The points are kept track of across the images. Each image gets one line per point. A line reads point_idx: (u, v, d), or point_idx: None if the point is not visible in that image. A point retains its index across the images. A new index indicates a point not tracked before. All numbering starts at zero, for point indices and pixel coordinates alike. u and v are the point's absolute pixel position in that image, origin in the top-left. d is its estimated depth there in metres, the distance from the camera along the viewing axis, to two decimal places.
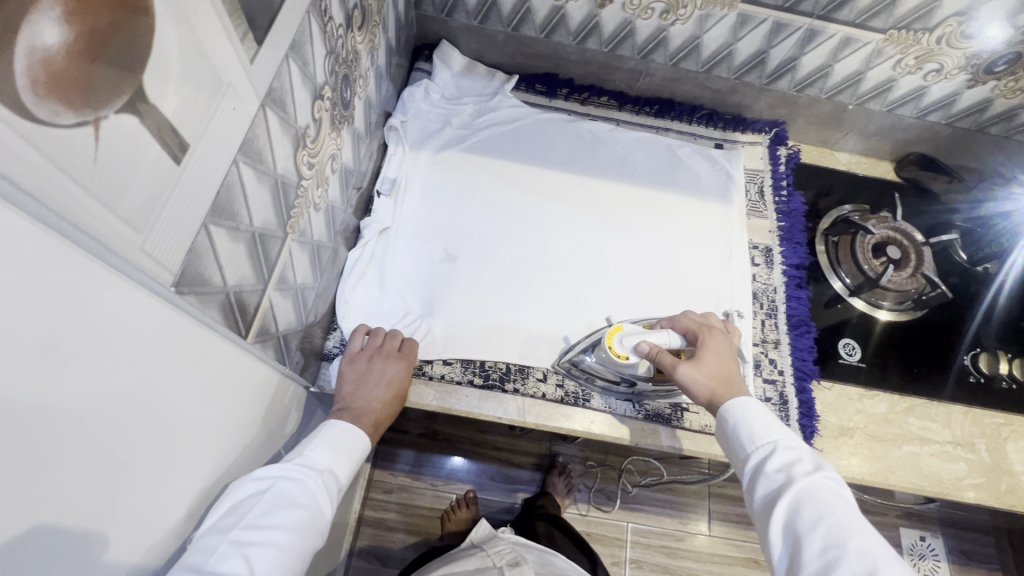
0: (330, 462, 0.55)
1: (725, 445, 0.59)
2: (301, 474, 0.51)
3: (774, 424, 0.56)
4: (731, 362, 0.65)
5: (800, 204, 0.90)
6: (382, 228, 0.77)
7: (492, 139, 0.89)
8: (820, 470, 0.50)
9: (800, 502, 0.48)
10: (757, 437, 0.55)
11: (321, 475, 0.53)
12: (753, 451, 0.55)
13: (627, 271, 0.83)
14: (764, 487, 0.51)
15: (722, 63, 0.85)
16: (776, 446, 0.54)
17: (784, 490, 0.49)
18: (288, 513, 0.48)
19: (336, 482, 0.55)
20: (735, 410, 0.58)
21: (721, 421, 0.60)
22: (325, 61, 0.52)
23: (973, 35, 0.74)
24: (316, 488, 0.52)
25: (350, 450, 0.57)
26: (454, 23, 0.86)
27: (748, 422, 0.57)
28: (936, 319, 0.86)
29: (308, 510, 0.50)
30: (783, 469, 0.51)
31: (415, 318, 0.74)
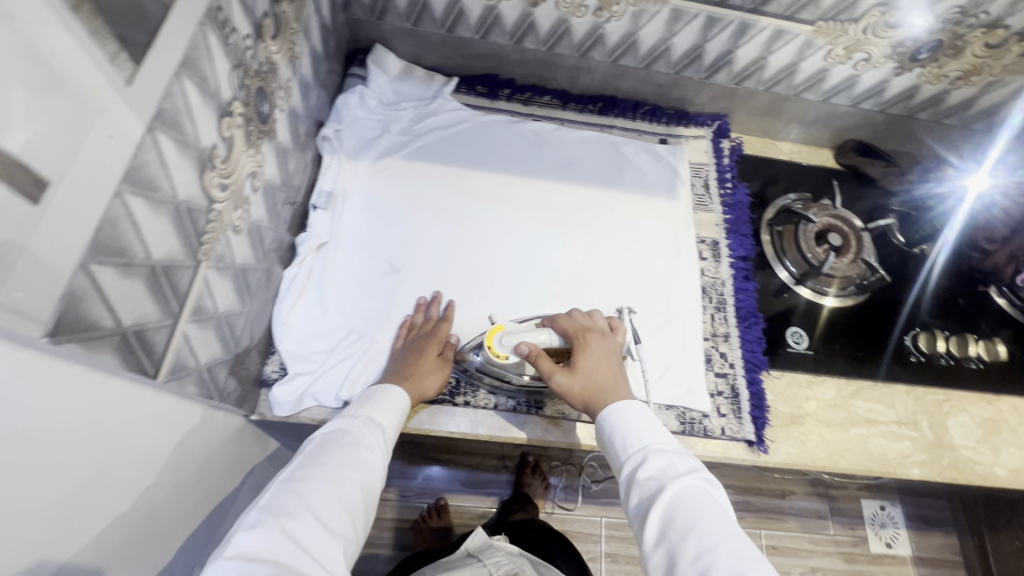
0: (369, 409, 0.60)
1: (607, 455, 0.59)
2: (340, 424, 0.58)
3: (646, 429, 0.57)
4: (609, 364, 0.64)
5: (744, 196, 0.91)
6: (320, 243, 0.74)
7: (433, 145, 0.86)
8: (693, 472, 0.51)
9: (671, 512, 0.48)
10: (630, 446, 0.55)
11: (358, 421, 0.59)
12: (626, 461, 0.55)
13: (576, 273, 0.82)
14: (637, 497, 0.51)
15: (660, 59, 0.84)
16: (646, 454, 0.54)
17: (655, 499, 0.49)
18: (334, 452, 0.54)
19: (379, 425, 0.60)
20: (610, 419, 0.58)
21: (600, 431, 0.59)
22: (232, 75, 0.49)
23: (897, 24, 0.75)
24: (358, 431, 0.58)
25: (391, 402, 0.62)
26: (387, 26, 0.83)
27: (620, 432, 0.57)
28: (879, 302, 0.88)
29: (355, 448, 0.56)
30: (654, 476, 0.52)
31: (359, 336, 0.72)
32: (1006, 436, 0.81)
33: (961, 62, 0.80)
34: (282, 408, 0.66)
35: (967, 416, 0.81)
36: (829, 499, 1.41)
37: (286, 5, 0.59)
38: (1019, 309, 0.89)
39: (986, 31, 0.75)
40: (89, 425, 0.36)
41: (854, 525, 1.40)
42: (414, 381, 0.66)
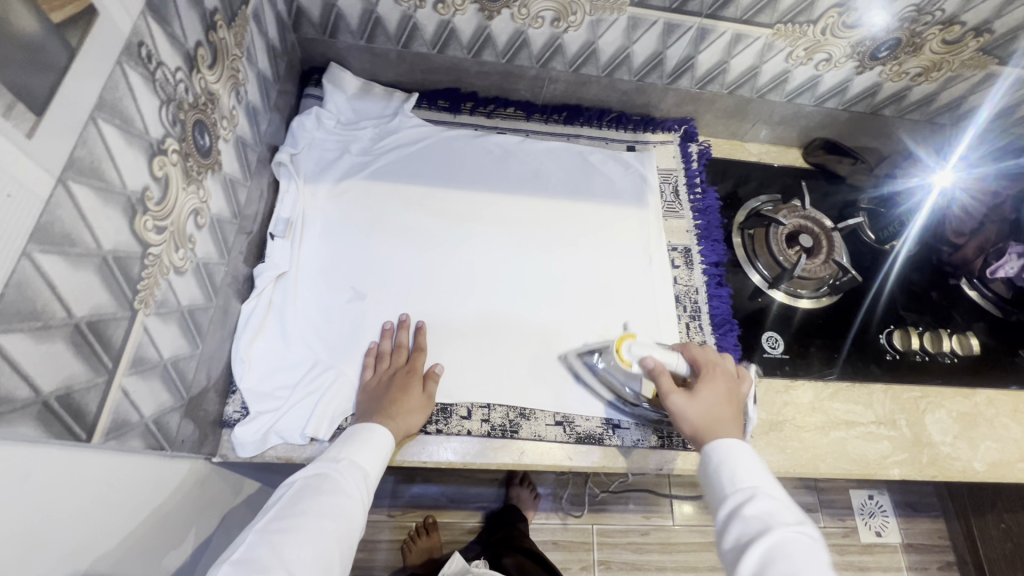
0: (349, 452, 0.60)
1: (706, 486, 0.60)
2: (321, 468, 0.58)
3: (756, 471, 0.57)
4: (727, 404, 0.65)
5: (714, 200, 0.90)
6: (279, 273, 0.71)
7: (396, 164, 0.84)
8: (799, 524, 0.51)
9: (776, 554, 0.48)
10: (738, 481, 0.56)
11: (340, 464, 0.59)
12: (731, 495, 0.55)
13: (547, 289, 0.81)
14: (736, 532, 0.52)
15: (622, 66, 0.83)
16: (754, 494, 0.54)
17: (758, 538, 0.50)
18: (313, 500, 0.55)
19: (360, 467, 0.59)
20: (719, 451, 0.59)
21: (705, 461, 0.60)
22: (161, 112, 0.46)
23: (855, 23, 0.75)
24: (339, 476, 0.58)
25: (376, 444, 0.62)
26: (340, 44, 0.81)
27: (729, 464, 0.58)
28: (850, 301, 0.88)
29: (334, 495, 0.56)
30: (760, 517, 0.52)
31: (324, 369, 0.69)
32: (983, 430, 0.81)
33: (920, 58, 0.80)
34: (245, 449, 0.63)
35: (944, 412, 0.82)
36: (818, 491, 1.42)
37: (225, 32, 0.56)
38: (988, 301, 0.90)
39: (943, 28, 0.75)
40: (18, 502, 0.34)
41: (844, 516, 1.41)
42: (401, 420, 0.64)
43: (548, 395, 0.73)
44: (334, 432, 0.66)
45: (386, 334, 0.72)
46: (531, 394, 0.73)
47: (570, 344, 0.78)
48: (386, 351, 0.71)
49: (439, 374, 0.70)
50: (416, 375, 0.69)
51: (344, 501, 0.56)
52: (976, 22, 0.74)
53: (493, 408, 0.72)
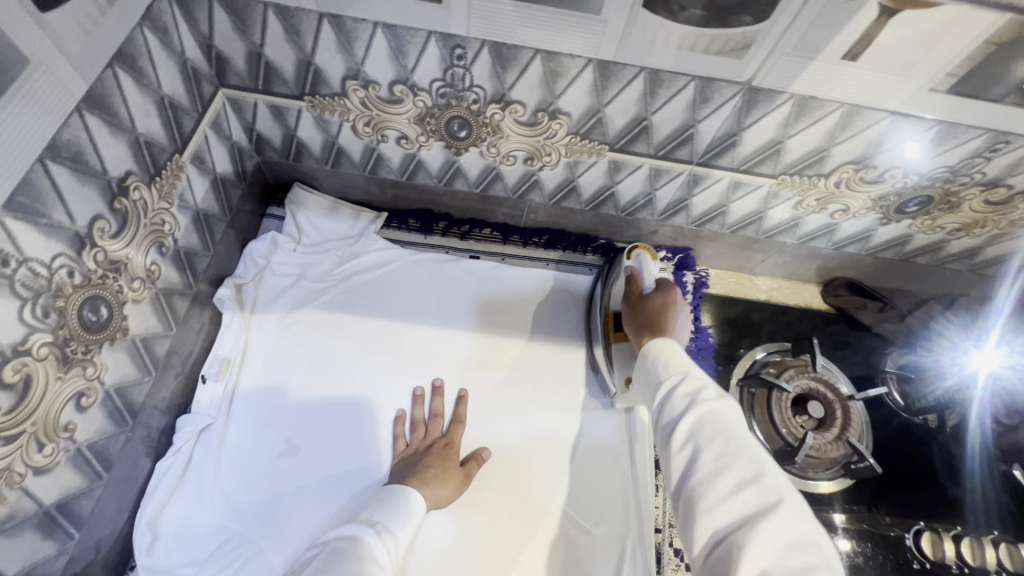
0: (376, 511, 0.57)
1: (642, 381, 0.54)
2: (353, 531, 0.53)
3: (688, 356, 0.51)
4: (674, 313, 0.61)
5: (709, 341, 0.80)
6: (203, 426, 0.65)
7: (356, 291, 0.78)
8: (724, 397, 0.45)
9: (700, 421, 0.44)
10: (670, 368, 0.50)
11: (375, 529, 0.54)
12: (663, 381, 0.50)
13: (503, 448, 0.72)
14: (669, 412, 0.47)
15: (607, 202, 0.75)
16: (686, 374, 0.49)
17: (688, 414, 0.45)
18: (341, 557, 0.49)
19: (392, 534, 0.55)
20: (652, 352, 0.54)
21: (642, 361, 0.55)
22: (23, 312, 0.41)
23: (875, 180, 0.64)
24: (371, 541, 0.52)
25: (410, 509, 0.59)
26: (306, 167, 0.76)
27: (664, 360, 0.52)
28: (871, 486, 0.74)
29: (367, 560, 0.50)
30: (690, 393, 0.47)
31: (237, 540, 0.61)
32: None
33: (958, 215, 0.68)
34: None
35: None
36: None
37: (143, 192, 0.52)
38: None
39: (985, 189, 0.63)
40: None
41: None
42: (433, 488, 0.63)
43: None
44: None
45: (418, 402, 0.72)
46: None
47: (523, 519, 0.68)
48: (421, 421, 0.71)
49: (484, 457, 0.69)
50: (452, 451, 0.68)
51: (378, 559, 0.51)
52: None
53: None
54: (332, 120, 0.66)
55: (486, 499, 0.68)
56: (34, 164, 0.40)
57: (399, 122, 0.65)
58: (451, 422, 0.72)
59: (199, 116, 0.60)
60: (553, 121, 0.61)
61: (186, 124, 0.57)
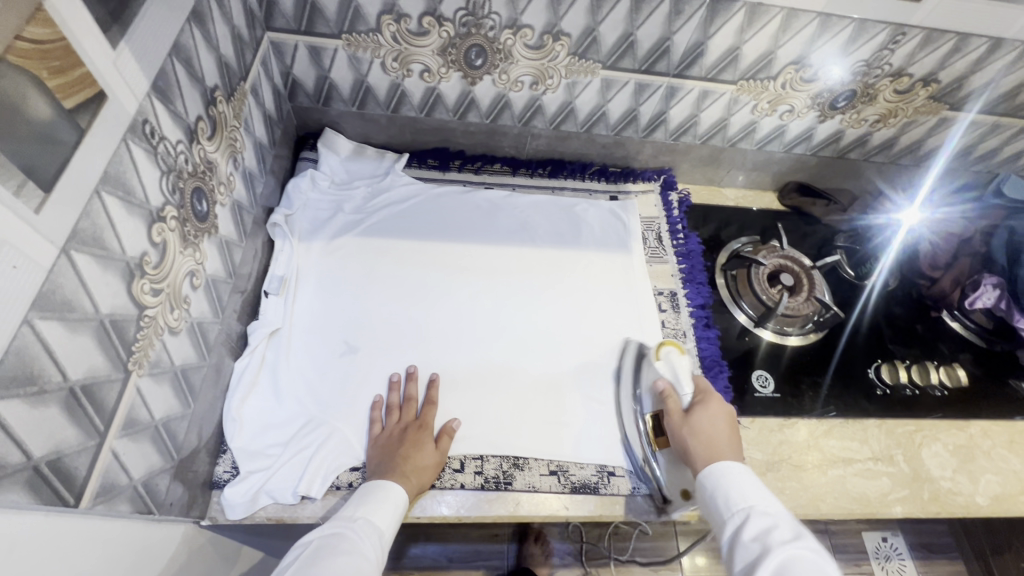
0: (364, 510, 0.59)
1: (708, 513, 0.60)
2: (335, 528, 0.57)
3: (751, 489, 0.58)
4: (723, 428, 0.64)
5: (697, 244, 0.93)
6: (272, 330, 0.72)
7: (388, 221, 0.87)
8: (797, 539, 0.51)
9: (782, 564, 0.49)
10: (734, 503, 0.57)
11: (357, 523, 0.58)
12: (729, 520, 0.56)
13: (536, 336, 0.82)
14: (743, 557, 0.53)
15: (599, 123, 0.88)
16: (751, 512, 0.56)
17: (763, 556, 0.50)
18: (328, 557, 0.53)
19: (375, 529, 0.58)
20: (712, 478, 0.61)
21: (700, 485, 0.62)
22: (161, 181, 0.49)
23: (811, 78, 0.80)
24: (351, 537, 0.56)
25: (393, 505, 0.60)
26: (333, 111, 0.86)
27: (722, 488, 0.59)
28: (836, 338, 0.90)
29: (348, 554, 0.54)
30: (759, 538, 0.53)
31: (316, 424, 0.69)
32: (981, 463, 0.82)
33: (876, 106, 0.86)
34: (235, 510, 0.62)
35: (940, 445, 0.82)
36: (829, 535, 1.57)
37: (223, 106, 0.61)
38: (970, 330, 0.94)
39: (893, 79, 0.81)
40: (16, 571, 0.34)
41: (859, 561, 1.55)
42: (415, 475, 0.64)
43: (546, 446, 0.72)
44: (326, 489, 0.65)
45: (393, 388, 0.72)
46: (531, 443, 0.72)
47: (564, 391, 0.78)
48: (396, 406, 0.71)
49: (454, 430, 0.69)
50: (427, 432, 0.68)
51: (357, 552, 0.54)
52: (923, 73, 0.80)
53: (487, 459, 0.70)
54: (364, 57, 0.76)
55: (527, 376, 0.78)
56: (167, 56, 0.48)
57: (424, 55, 0.76)
58: (426, 404, 0.72)
59: (255, 52, 0.68)
60: (556, 42, 0.74)
61: (247, 56, 0.66)
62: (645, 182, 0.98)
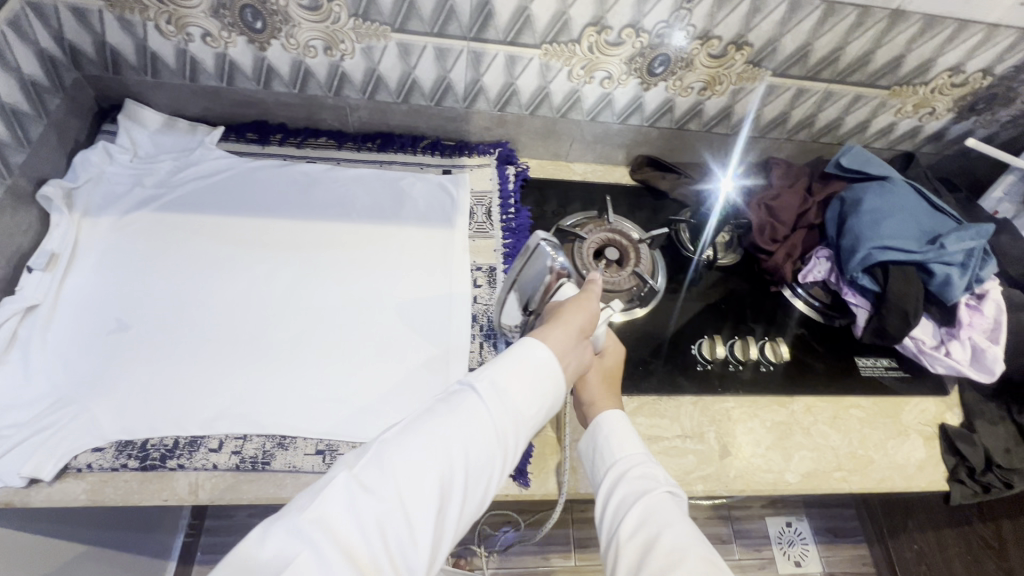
0: (500, 371, 0.52)
1: (588, 449, 0.65)
2: (466, 386, 0.52)
3: (636, 442, 0.63)
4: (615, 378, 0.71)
5: (526, 219, 0.89)
6: (30, 307, 0.69)
7: (191, 195, 0.83)
8: (671, 489, 0.57)
9: (651, 507, 0.55)
10: (623, 450, 0.62)
11: (480, 385, 0.51)
12: (616, 463, 0.61)
13: (335, 310, 0.78)
14: (620, 493, 0.58)
15: (414, 92, 0.85)
16: (637, 459, 0.61)
17: (639, 496, 0.56)
18: (422, 426, 0.48)
19: (506, 391, 0.51)
20: (607, 423, 0.65)
21: (594, 425, 0.65)
22: None
23: (617, 41, 0.77)
24: (476, 398, 0.50)
25: (544, 366, 0.53)
26: (129, 81, 0.82)
27: (614, 436, 0.63)
28: (663, 314, 0.88)
29: (458, 418, 0.48)
30: (638, 478, 0.59)
31: (64, 403, 0.65)
32: (798, 439, 0.79)
33: (697, 73, 0.83)
34: None
35: (756, 422, 0.80)
36: (731, 520, 1.56)
37: None
38: (814, 308, 0.91)
39: (702, 42, 0.78)
40: None
41: (761, 547, 1.54)
42: (568, 333, 0.58)
43: (318, 423, 0.68)
44: (61, 470, 0.62)
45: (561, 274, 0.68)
46: (302, 421, 0.68)
47: (354, 366, 0.73)
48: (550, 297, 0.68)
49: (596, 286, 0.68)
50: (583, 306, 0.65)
51: (492, 421, 0.49)
52: (731, 35, 0.77)
53: (249, 438, 0.67)
54: (135, 20, 0.73)
55: (316, 352, 0.74)
56: None
57: (197, 17, 0.72)
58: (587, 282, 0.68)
59: None
60: (331, 2, 0.71)
61: None
62: (481, 156, 0.95)
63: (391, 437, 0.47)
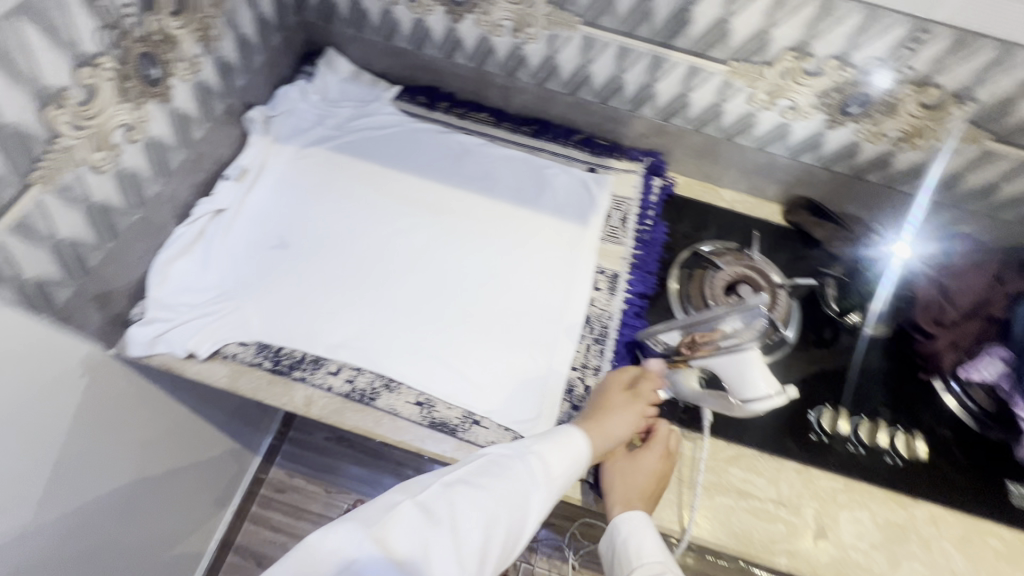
0: (542, 447, 0.58)
1: (609, 547, 0.65)
2: (508, 450, 0.57)
3: (660, 547, 0.62)
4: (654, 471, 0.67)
5: (662, 234, 0.87)
6: (218, 209, 0.80)
7: (360, 142, 0.91)
8: None
9: None
10: (645, 555, 0.61)
11: (533, 455, 0.57)
12: (638, 567, 0.60)
13: (460, 277, 0.81)
14: None
15: (583, 86, 0.86)
16: (662, 571, 0.60)
17: None
18: (488, 477, 0.53)
19: (547, 465, 0.57)
20: (627, 524, 0.63)
21: (613, 527, 0.65)
22: (99, 33, 0.57)
23: (816, 71, 0.72)
24: (526, 465, 0.56)
25: (575, 451, 0.60)
26: (335, 30, 0.91)
27: (637, 538, 0.62)
28: (787, 369, 0.81)
29: (517, 479, 0.54)
30: None
31: (226, 298, 0.75)
32: (912, 548, 0.70)
33: (898, 120, 0.74)
34: (134, 347, 0.70)
35: (865, 513, 0.71)
36: None
37: None
38: (968, 410, 0.78)
39: (916, 88, 0.70)
40: None
41: None
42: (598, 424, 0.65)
43: (423, 377, 0.72)
44: (213, 352, 0.71)
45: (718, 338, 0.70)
46: (410, 369, 0.72)
47: (465, 334, 0.76)
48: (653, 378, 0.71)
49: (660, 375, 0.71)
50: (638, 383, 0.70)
51: (535, 491, 0.55)
52: (955, 86, 0.68)
53: (362, 372, 0.72)
54: None
55: (434, 310, 0.77)
56: None
57: None
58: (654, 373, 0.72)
59: None
60: None
61: None
62: (630, 162, 0.93)
63: (452, 480, 0.52)
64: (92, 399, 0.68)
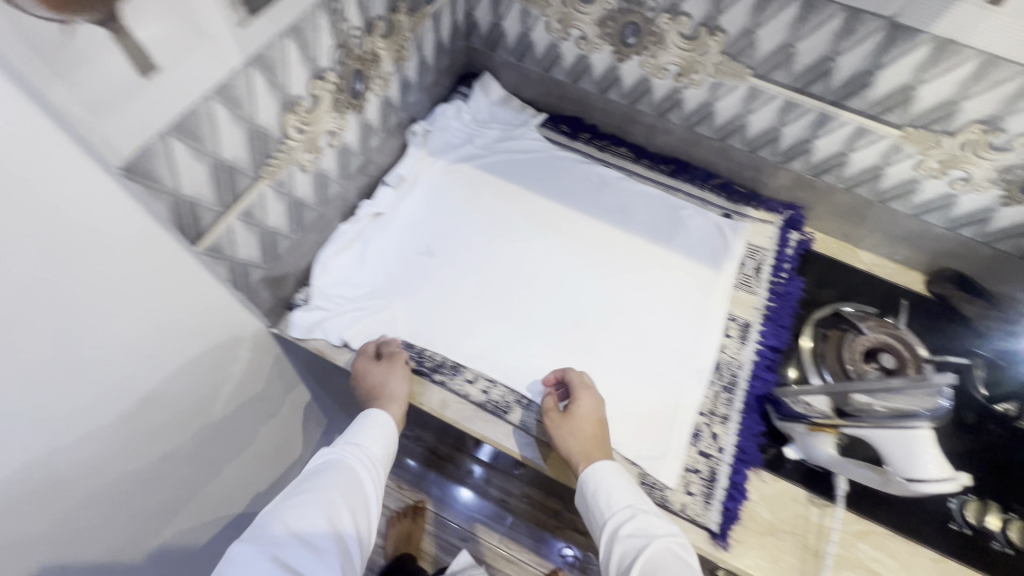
0: (359, 439, 0.66)
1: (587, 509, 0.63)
2: (332, 456, 0.64)
3: (625, 487, 0.62)
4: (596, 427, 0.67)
5: (797, 288, 0.85)
6: (377, 213, 0.86)
7: (505, 163, 0.96)
8: (672, 536, 0.57)
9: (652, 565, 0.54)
10: (614, 502, 0.60)
11: (338, 450, 0.64)
12: (610, 518, 0.60)
13: (591, 306, 0.83)
14: (624, 551, 0.57)
15: (736, 134, 0.86)
16: (632, 510, 0.60)
17: (643, 554, 0.55)
18: (320, 478, 0.60)
19: (359, 446, 0.65)
20: (594, 479, 0.62)
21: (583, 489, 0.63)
22: (332, 50, 0.63)
23: (1003, 146, 0.69)
24: (339, 460, 0.63)
25: (380, 430, 0.68)
26: (497, 58, 0.97)
27: (604, 488, 0.61)
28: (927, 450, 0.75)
29: (335, 471, 0.62)
30: (636, 533, 0.58)
31: (378, 296, 0.80)
32: None
33: None
34: (296, 329, 0.75)
35: None
36: None
37: (403, 17, 0.75)
38: None
39: None
40: (129, 262, 0.48)
41: None
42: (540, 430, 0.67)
43: None
44: None
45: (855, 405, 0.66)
46: (541, 389, 0.75)
47: (595, 363, 0.78)
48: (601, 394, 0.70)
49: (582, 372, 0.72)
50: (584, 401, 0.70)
51: (357, 472, 0.63)
52: None
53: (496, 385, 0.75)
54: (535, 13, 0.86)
55: (566, 335, 0.80)
56: None
57: (584, 22, 0.83)
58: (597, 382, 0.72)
59: None
60: (710, 37, 0.75)
61: None
62: (768, 212, 0.92)
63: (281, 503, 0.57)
64: (248, 371, 0.74)
